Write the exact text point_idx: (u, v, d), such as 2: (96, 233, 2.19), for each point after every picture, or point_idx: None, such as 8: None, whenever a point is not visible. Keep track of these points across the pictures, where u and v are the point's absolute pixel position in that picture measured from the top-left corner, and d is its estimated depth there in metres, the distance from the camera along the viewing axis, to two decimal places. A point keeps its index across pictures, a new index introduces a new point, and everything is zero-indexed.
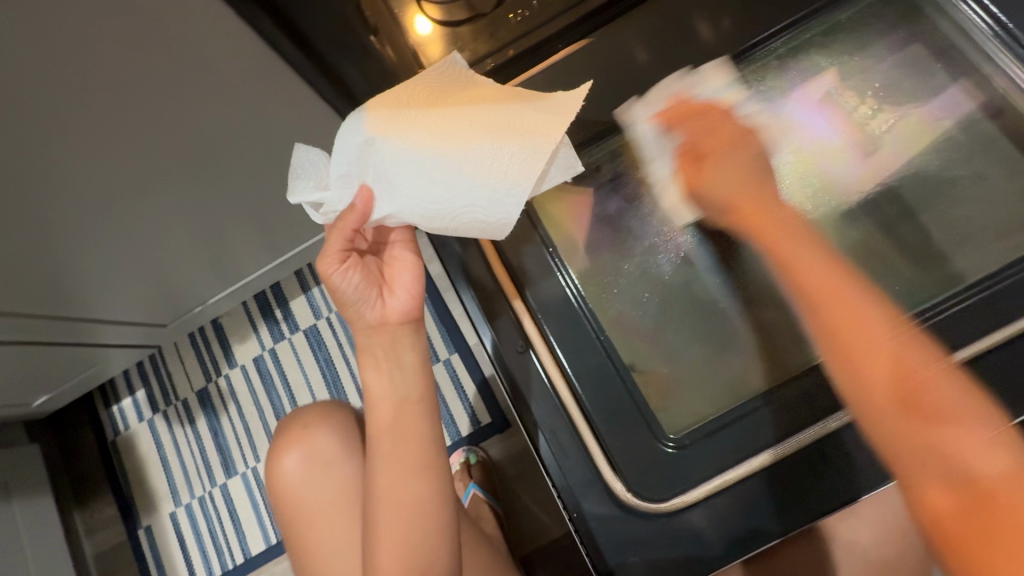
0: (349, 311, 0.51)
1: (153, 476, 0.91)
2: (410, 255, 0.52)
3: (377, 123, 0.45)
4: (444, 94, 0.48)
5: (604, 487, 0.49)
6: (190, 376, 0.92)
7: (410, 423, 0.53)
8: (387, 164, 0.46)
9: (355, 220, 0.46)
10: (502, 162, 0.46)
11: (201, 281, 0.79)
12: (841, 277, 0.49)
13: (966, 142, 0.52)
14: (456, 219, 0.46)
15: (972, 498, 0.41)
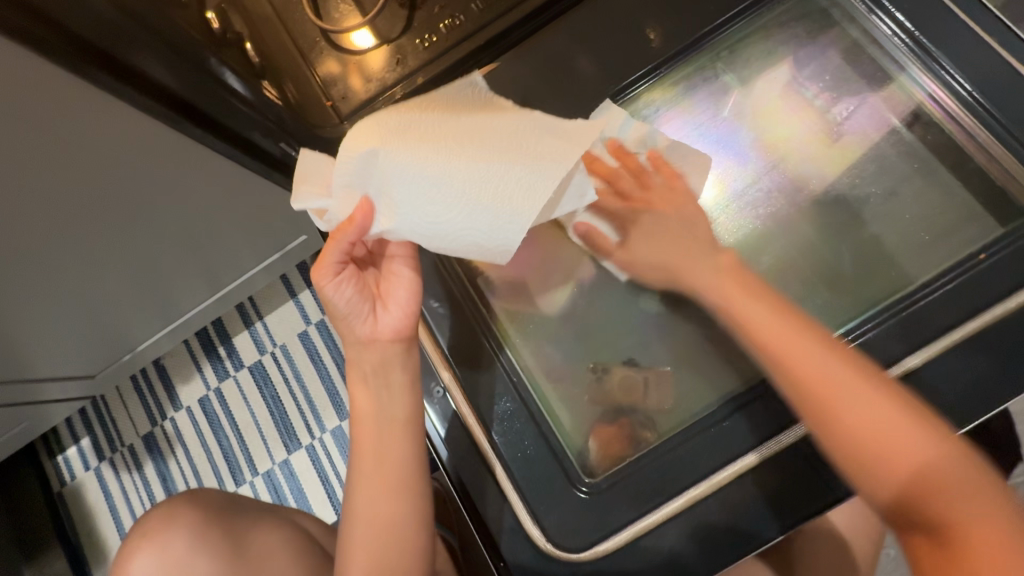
0: (340, 323, 0.48)
1: (103, 526, 0.88)
2: (408, 272, 0.48)
3: (382, 133, 0.41)
4: (459, 113, 0.44)
5: (525, 535, 0.47)
6: (135, 421, 0.90)
7: (392, 443, 0.50)
8: (389, 177, 0.41)
9: (353, 233, 0.43)
10: (510, 186, 0.41)
11: (133, 328, 0.76)
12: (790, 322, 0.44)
13: (886, 152, 0.50)
14: (457, 244, 0.42)
15: (917, 482, 0.38)
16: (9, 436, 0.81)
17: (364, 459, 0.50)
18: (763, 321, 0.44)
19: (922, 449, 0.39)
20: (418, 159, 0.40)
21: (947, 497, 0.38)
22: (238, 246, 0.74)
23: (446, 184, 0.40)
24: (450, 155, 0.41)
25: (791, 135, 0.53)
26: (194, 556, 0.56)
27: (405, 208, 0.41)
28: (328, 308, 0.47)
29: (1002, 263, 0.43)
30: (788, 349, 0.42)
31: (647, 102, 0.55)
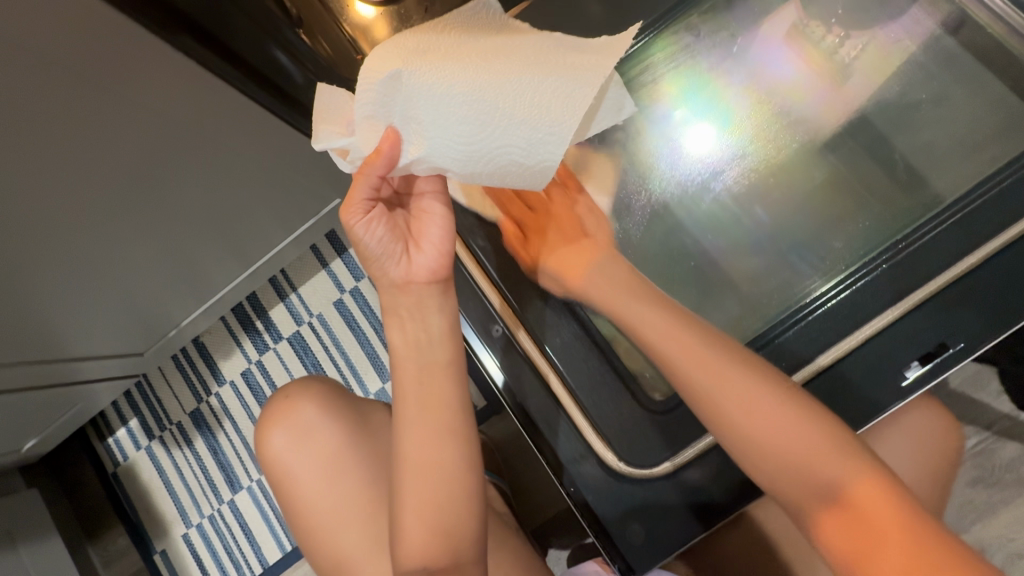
0: (372, 264, 0.48)
1: (160, 501, 0.91)
2: (439, 208, 0.48)
3: (400, 57, 0.41)
4: (475, 37, 0.44)
5: (597, 460, 0.49)
6: (180, 398, 0.91)
7: (434, 387, 0.50)
8: (416, 100, 0.41)
9: (381, 166, 0.42)
10: (546, 97, 0.41)
11: (174, 304, 0.77)
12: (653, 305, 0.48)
13: (928, 61, 0.50)
14: (495, 164, 0.43)
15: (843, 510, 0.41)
16: (62, 419, 0.82)
17: (405, 410, 0.50)
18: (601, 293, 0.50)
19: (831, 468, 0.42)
20: (444, 78, 0.40)
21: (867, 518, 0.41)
22: (272, 216, 0.75)
23: (477, 102, 0.41)
24: (475, 71, 0.41)
25: (830, 52, 0.53)
26: (323, 423, 0.63)
27: (435, 132, 0.42)
28: (363, 252, 0.47)
29: None
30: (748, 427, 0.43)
31: (685, 26, 0.53)
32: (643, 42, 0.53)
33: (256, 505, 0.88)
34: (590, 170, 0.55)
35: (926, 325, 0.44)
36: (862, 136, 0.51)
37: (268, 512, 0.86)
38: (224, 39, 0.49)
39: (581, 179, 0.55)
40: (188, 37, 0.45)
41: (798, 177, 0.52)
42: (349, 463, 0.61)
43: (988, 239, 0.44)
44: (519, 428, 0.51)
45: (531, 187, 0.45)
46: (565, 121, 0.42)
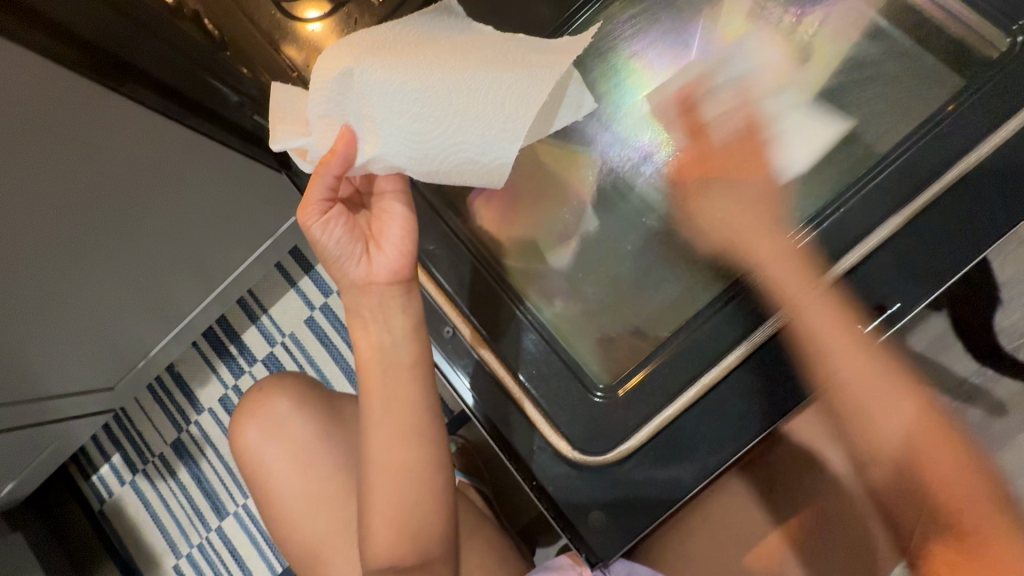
0: (332, 265, 0.47)
1: (149, 535, 0.91)
2: (399, 208, 0.47)
3: (355, 55, 0.41)
4: (437, 35, 0.43)
5: (554, 450, 0.50)
6: (160, 430, 0.91)
7: (398, 388, 0.49)
8: (369, 96, 0.40)
9: (337, 166, 0.42)
10: (499, 94, 0.40)
11: (142, 335, 0.78)
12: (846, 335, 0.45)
13: (845, 28, 0.51)
14: (451, 162, 0.42)
15: None
16: (40, 459, 0.82)
17: (369, 412, 0.50)
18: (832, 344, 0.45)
19: None
20: (396, 74, 0.40)
21: None
22: (232, 240, 0.75)
23: (428, 98, 0.40)
24: (429, 67, 0.41)
25: (752, 29, 0.53)
26: (297, 418, 0.63)
27: (388, 132, 0.41)
28: (325, 252, 0.47)
29: (973, 113, 0.44)
30: None
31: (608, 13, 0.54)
32: (585, 15, 0.54)
33: (244, 530, 0.87)
34: (549, 163, 0.55)
35: (854, 289, 0.46)
36: (785, 109, 0.52)
37: (257, 535, 0.86)
38: (158, 76, 0.51)
39: (538, 175, 0.55)
40: (126, 78, 0.48)
41: (728, 154, 0.52)
42: (322, 458, 0.61)
43: (919, 191, 0.45)
44: (493, 444, 0.52)
45: (490, 185, 0.43)
46: (519, 118, 0.40)
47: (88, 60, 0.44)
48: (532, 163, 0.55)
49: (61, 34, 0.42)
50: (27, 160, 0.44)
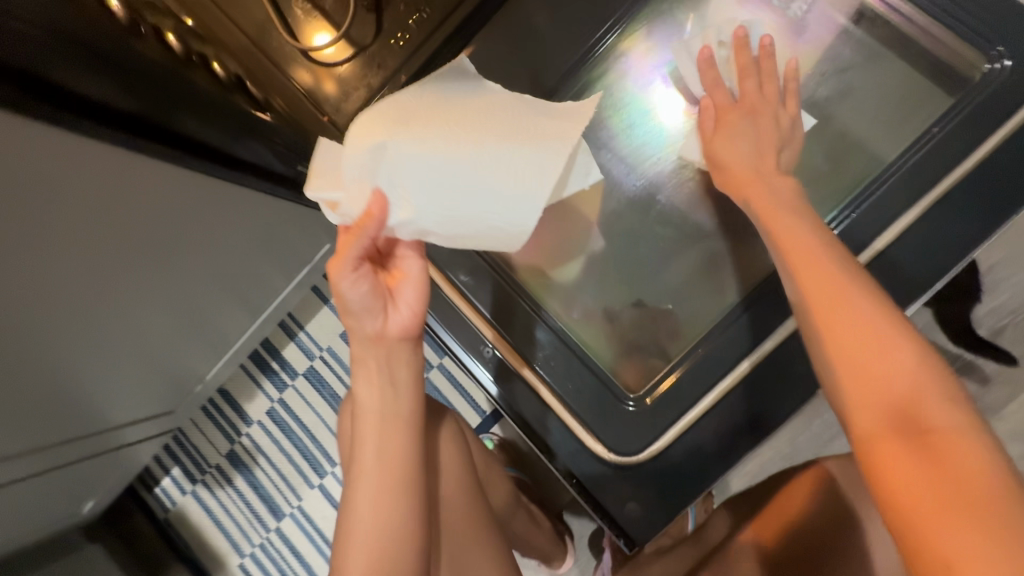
0: (351, 317, 0.50)
1: (214, 538, 0.99)
2: (418, 272, 0.51)
3: (385, 126, 0.43)
4: (455, 106, 0.45)
5: (591, 453, 0.56)
6: (215, 443, 0.99)
7: (390, 437, 0.52)
8: (400, 167, 0.42)
9: (372, 227, 0.44)
10: (521, 167, 0.43)
11: (198, 361, 0.84)
12: (914, 359, 0.39)
13: (841, 52, 0.55)
14: (468, 231, 0.44)
15: (922, 447, 0.37)
16: (112, 478, 0.90)
17: (365, 457, 0.52)
18: (864, 331, 0.40)
19: (939, 413, 0.37)
20: (425, 146, 0.42)
21: (971, 486, 0.35)
22: (273, 269, 0.81)
23: (455, 170, 0.42)
24: (452, 139, 0.42)
25: None
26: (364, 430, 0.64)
27: (421, 200, 0.43)
28: (345, 307, 0.49)
29: (957, 129, 0.49)
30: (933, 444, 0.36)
31: (609, 59, 0.60)
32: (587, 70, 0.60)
33: (301, 529, 0.95)
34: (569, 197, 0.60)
35: None
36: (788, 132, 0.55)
37: (314, 532, 0.94)
38: (198, 139, 0.51)
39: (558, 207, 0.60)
40: (183, 150, 0.49)
41: (729, 177, 0.57)
42: None
43: (909, 208, 0.49)
44: (521, 435, 0.59)
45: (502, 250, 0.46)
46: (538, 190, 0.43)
47: (151, 137, 0.45)
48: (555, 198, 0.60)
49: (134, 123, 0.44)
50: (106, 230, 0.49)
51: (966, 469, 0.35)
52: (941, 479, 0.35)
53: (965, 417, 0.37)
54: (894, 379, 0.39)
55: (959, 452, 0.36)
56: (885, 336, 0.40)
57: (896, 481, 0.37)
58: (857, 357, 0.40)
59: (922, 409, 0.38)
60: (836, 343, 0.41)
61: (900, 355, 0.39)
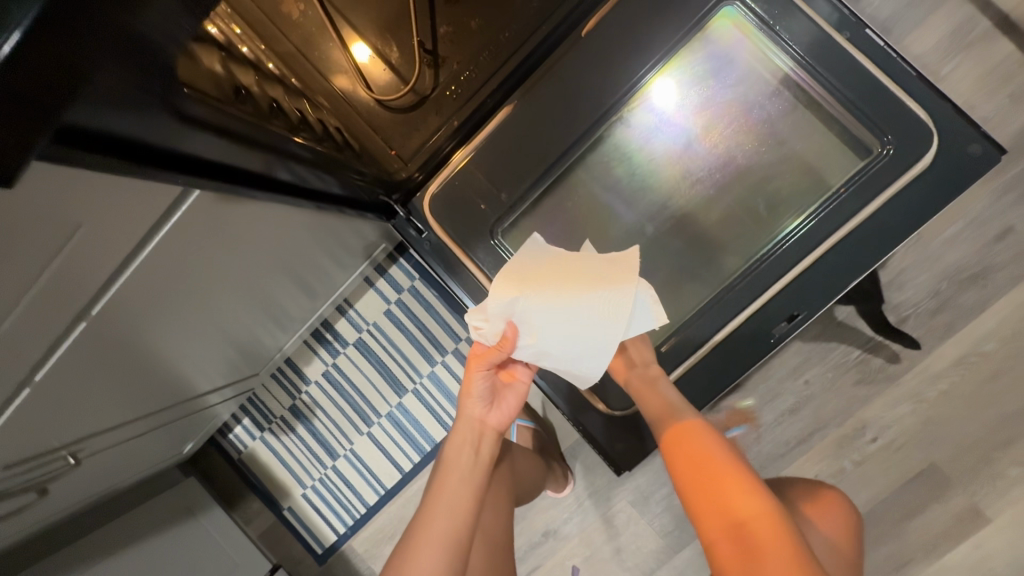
0: (468, 398, 0.69)
1: (280, 473, 1.22)
2: (522, 389, 0.72)
3: (532, 290, 0.61)
4: (578, 279, 0.62)
5: (593, 408, 0.78)
6: (279, 398, 1.21)
7: (461, 495, 0.66)
8: (530, 316, 0.60)
9: (505, 350, 0.63)
10: (606, 338, 0.61)
11: (272, 334, 1.05)
12: (739, 467, 0.58)
13: (788, 121, 0.71)
14: (565, 366, 0.63)
15: (742, 534, 0.55)
16: (206, 427, 1.14)
17: (444, 501, 0.65)
18: (707, 452, 0.60)
19: (754, 507, 0.56)
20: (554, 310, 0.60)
21: (768, 554, 0.53)
22: (337, 260, 1.00)
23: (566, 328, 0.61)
24: (567, 299, 0.60)
25: (720, 131, 0.73)
26: None
27: (542, 338, 0.61)
28: (469, 395, 0.69)
29: (859, 189, 0.69)
30: (750, 533, 0.54)
31: (614, 121, 0.74)
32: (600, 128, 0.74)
33: (352, 466, 1.19)
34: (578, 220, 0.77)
35: (785, 301, 0.71)
36: (744, 181, 0.73)
37: (364, 469, 1.18)
38: (246, 165, 0.57)
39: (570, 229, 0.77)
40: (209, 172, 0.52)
41: (701, 215, 0.74)
42: None
43: (821, 243, 0.70)
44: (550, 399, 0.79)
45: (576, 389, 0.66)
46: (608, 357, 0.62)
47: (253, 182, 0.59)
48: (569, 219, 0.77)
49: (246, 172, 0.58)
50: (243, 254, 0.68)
51: (772, 552, 0.53)
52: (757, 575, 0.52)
53: (771, 508, 0.56)
54: (730, 489, 0.57)
55: (765, 538, 0.54)
56: (718, 467, 0.59)
57: (735, 573, 0.54)
58: (696, 482, 0.59)
59: (736, 504, 0.56)
60: (683, 469, 0.60)
61: (732, 482, 0.57)
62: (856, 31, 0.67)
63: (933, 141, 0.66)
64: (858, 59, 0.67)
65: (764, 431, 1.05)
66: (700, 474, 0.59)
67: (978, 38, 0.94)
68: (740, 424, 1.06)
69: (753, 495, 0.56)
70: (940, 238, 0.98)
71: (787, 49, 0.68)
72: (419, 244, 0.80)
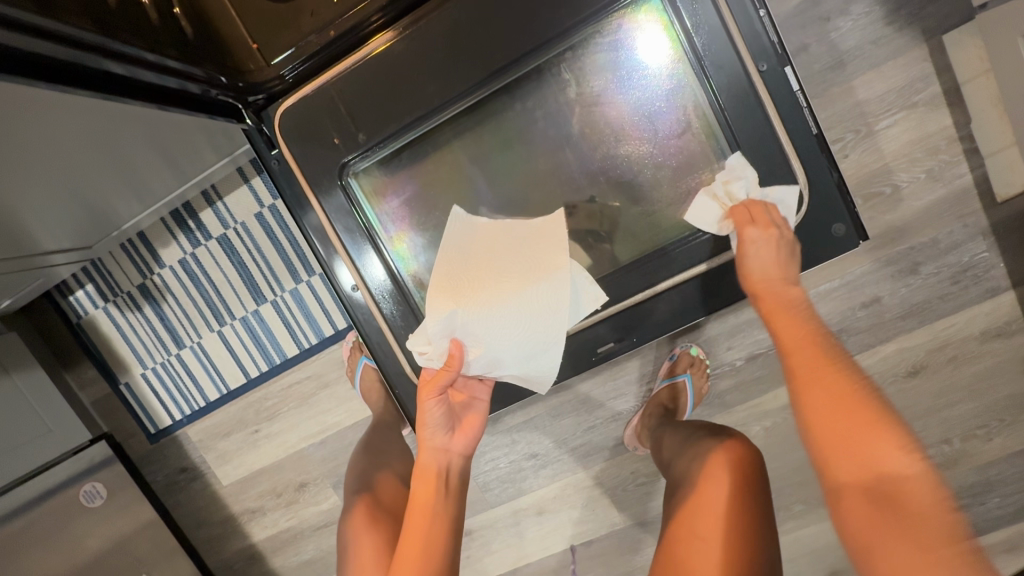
0: (428, 429, 0.68)
1: (120, 348, 1.18)
2: (482, 409, 0.73)
3: (457, 300, 0.65)
4: (511, 279, 0.65)
5: (406, 379, 0.75)
6: (128, 273, 1.13)
7: (436, 534, 0.68)
8: (470, 323, 0.64)
9: (456, 367, 0.65)
10: (544, 322, 0.65)
11: (118, 210, 0.95)
12: (875, 407, 0.60)
13: (678, 145, 0.65)
14: (519, 371, 0.67)
15: (883, 491, 0.56)
16: (32, 286, 1.04)
17: (421, 545, 0.67)
18: (849, 396, 0.61)
19: (903, 466, 0.56)
20: (483, 310, 0.64)
21: (912, 505, 0.54)
22: (198, 149, 0.88)
23: (506, 324, 0.64)
24: (501, 302, 0.64)
25: (603, 134, 0.67)
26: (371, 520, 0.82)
27: (487, 347, 0.65)
28: (426, 424, 0.68)
29: (718, 236, 0.65)
30: (902, 491, 0.55)
31: (500, 90, 0.66)
32: (483, 94, 0.66)
33: (198, 360, 1.16)
34: (429, 188, 0.71)
35: (610, 327, 0.69)
36: (615, 196, 0.68)
37: (208, 365, 1.15)
38: (35, 54, 0.50)
39: (421, 191, 0.71)
40: None
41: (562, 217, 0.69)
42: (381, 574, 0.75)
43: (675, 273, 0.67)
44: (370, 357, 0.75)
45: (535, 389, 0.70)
46: (555, 341, 0.65)
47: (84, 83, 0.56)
48: (433, 181, 0.71)
49: (61, 66, 0.54)
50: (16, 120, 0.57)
51: (922, 518, 0.53)
52: (911, 532, 0.52)
53: (916, 464, 0.56)
54: (888, 451, 0.57)
55: (915, 495, 0.54)
56: (856, 408, 0.60)
57: (860, 510, 0.56)
58: (836, 424, 0.60)
59: (887, 457, 0.56)
60: (823, 423, 0.61)
61: (882, 432, 0.58)
62: (775, 65, 0.61)
63: (802, 206, 0.64)
64: (763, 98, 0.61)
65: (598, 422, 1.09)
66: (841, 402, 0.61)
67: (924, 99, 0.89)
68: (580, 411, 1.09)
69: (903, 458, 0.56)
70: (814, 290, 0.98)
71: (695, 58, 0.61)
72: (268, 161, 0.72)
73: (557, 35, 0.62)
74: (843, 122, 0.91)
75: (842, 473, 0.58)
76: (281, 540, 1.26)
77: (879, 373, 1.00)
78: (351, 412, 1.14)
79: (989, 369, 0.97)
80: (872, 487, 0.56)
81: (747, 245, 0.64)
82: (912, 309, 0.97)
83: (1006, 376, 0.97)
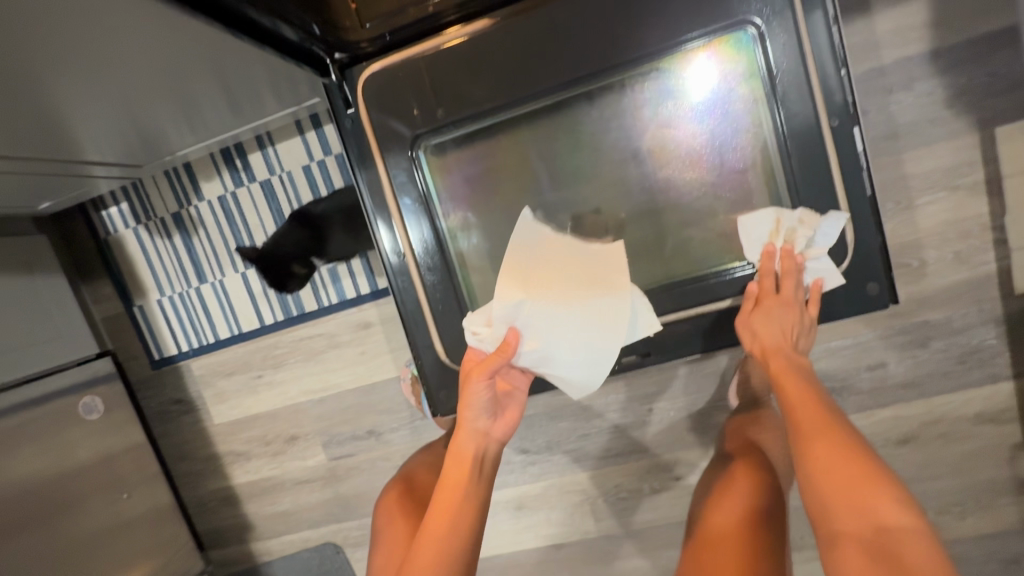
0: (472, 411, 0.69)
1: (141, 271, 1.19)
2: (520, 400, 0.74)
3: (524, 290, 0.68)
4: (574, 286, 0.68)
5: (431, 351, 0.77)
6: (165, 200, 1.14)
7: (464, 518, 0.68)
8: (532, 315, 0.67)
9: (508, 355, 0.66)
10: (600, 331, 0.68)
11: (173, 137, 0.97)
12: (869, 464, 0.60)
13: (739, 180, 0.68)
14: (564, 373, 0.70)
15: (878, 544, 0.55)
16: (73, 193, 1.06)
17: (449, 525, 0.67)
18: (830, 458, 0.61)
19: (896, 517, 0.56)
20: (548, 306, 0.67)
21: (908, 558, 0.53)
22: (266, 95, 0.90)
23: (564, 323, 0.68)
24: (562, 301, 0.68)
25: (671, 154, 0.69)
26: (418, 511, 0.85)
27: (541, 341, 0.68)
28: (470, 405, 0.68)
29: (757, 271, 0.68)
30: (901, 539, 0.54)
31: (581, 95, 0.68)
32: (565, 95, 0.68)
33: (215, 297, 1.17)
34: (490, 175, 0.74)
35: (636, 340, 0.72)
36: (667, 217, 0.71)
37: (224, 303, 1.16)
38: None
39: (483, 176, 0.74)
40: None
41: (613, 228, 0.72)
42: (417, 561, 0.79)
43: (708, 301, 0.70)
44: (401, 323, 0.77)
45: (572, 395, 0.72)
46: (608, 351, 0.68)
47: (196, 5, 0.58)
48: (496, 169, 0.73)
49: None
50: (118, 30, 0.59)
51: (918, 570, 0.52)
52: None
53: (904, 514, 0.56)
54: (881, 505, 0.57)
55: (912, 550, 0.53)
56: (857, 463, 0.60)
57: (854, 558, 0.55)
58: (836, 480, 0.60)
59: (879, 509, 0.57)
60: (823, 471, 0.61)
61: (872, 484, 0.58)
62: (845, 124, 0.63)
63: (842, 263, 0.67)
64: (829, 151, 0.64)
65: (594, 431, 1.12)
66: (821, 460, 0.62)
67: (966, 184, 0.92)
68: (578, 418, 1.12)
69: (900, 513, 0.56)
70: (825, 344, 1.01)
71: (771, 102, 0.64)
72: (342, 119, 0.74)
73: (646, 55, 0.65)
74: (884, 191, 0.95)
75: (836, 518, 0.58)
76: (260, 488, 1.27)
77: (871, 435, 1.04)
78: (355, 376, 1.16)
79: (974, 451, 1.01)
80: (871, 538, 0.56)
81: (761, 316, 0.68)
82: (914, 380, 1.00)
83: (990, 460, 1.01)
